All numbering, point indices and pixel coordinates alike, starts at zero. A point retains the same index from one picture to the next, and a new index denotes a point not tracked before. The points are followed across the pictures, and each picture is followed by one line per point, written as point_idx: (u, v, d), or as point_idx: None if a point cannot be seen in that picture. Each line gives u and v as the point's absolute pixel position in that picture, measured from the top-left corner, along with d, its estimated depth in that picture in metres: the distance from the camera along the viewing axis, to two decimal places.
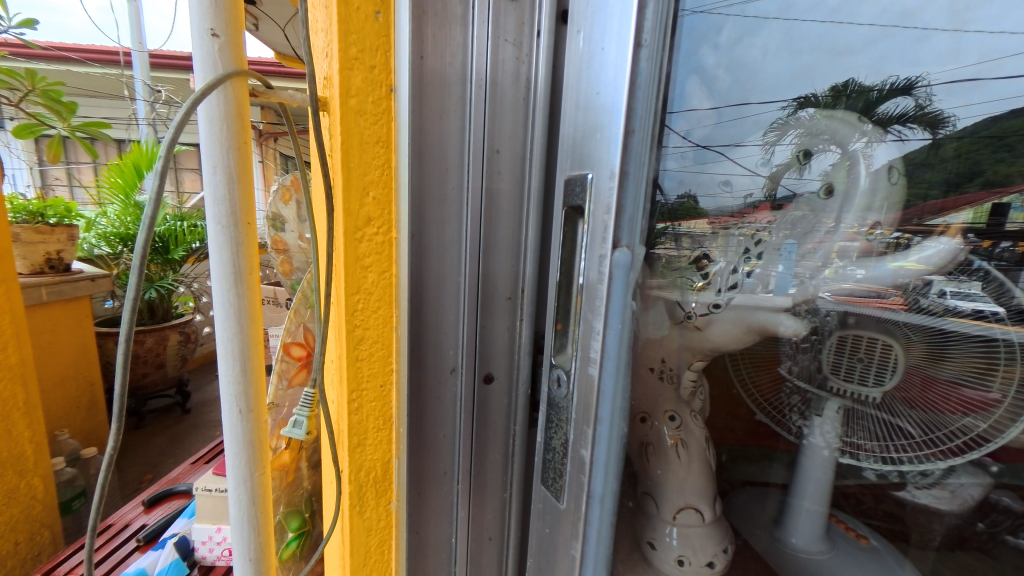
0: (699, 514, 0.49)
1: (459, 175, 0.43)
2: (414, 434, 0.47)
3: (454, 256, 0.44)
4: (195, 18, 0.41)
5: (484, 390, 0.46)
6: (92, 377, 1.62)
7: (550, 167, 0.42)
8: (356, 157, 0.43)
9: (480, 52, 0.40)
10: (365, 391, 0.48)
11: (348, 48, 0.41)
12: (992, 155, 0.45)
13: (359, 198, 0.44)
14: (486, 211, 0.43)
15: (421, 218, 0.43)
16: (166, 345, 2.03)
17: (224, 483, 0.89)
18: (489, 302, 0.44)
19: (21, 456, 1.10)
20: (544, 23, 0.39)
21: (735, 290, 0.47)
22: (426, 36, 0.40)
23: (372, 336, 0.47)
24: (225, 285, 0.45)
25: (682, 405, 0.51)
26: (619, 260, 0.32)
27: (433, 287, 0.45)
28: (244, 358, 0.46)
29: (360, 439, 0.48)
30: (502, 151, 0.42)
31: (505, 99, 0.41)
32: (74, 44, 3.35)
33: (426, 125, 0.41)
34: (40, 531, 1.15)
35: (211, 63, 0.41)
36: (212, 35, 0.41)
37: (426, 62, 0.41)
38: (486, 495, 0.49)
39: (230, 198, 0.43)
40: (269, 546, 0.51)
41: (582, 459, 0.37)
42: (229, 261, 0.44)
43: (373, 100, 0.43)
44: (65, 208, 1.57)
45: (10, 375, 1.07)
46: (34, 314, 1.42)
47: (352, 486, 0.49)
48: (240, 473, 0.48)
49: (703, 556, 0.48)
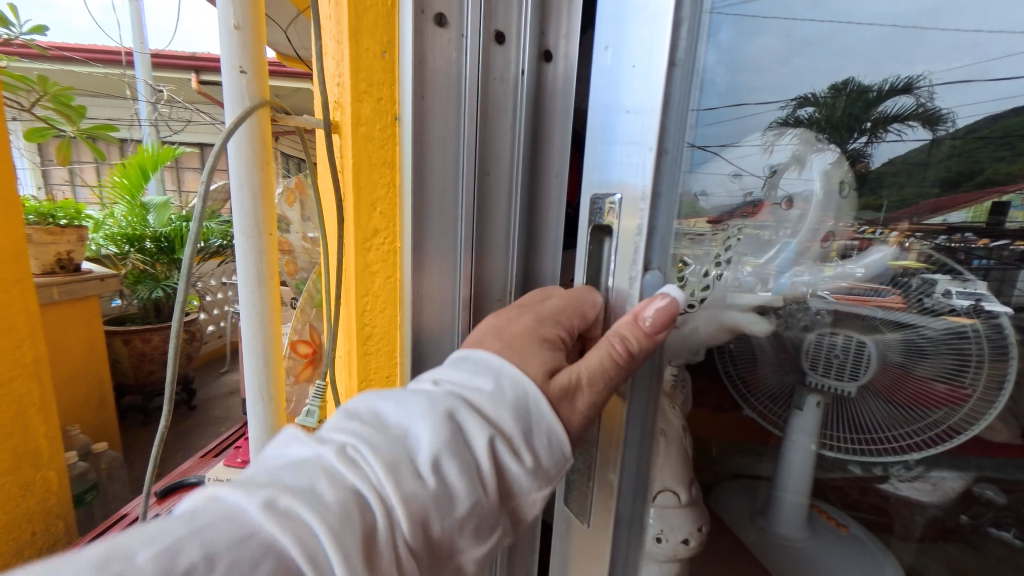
0: (675, 496, 0.51)
1: (454, 198, 0.44)
2: None
3: (449, 270, 0.46)
4: (226, 56, 0.46)
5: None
6: (102, 373, 1.66)
7: (539, 186, 0.45)
8: (364, 178, 0.47)
9: (471, 81, 0.41)
10: (374, 379, 0.52)
11: (358, 83, 0.45)
12: (991, 153, 0.49)
13: (367, 213, 0.48)
14: (479, 232, 0.45)
15: (422, 233, 0.44)
16: (173, 343, 2.07)
17: (236, 473, 0.82)
18: (483, 299, 0.46)
19: (37, 451, 1.13)
20: (528, 61, 0.41)
21: (710, 290, 0.45)
22: (426, 69, 0.41)
23: (380, 330, 0.50)
24: (250, 287, 0.50)
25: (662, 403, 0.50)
26: (649, 279, 0.41)
27: (429, 298, 0.46)
28: (265, 352, 0.52)
29: None
30: (496, 174, 0.44)
31: (498, 124, 0.42)
32: (75, 43, 3.38)
33: (427, 151, 0.43)
34: (54, 523, 1.17)
35: (238, 95, 0.47)
36: (240, 71, 0.46)
37: (426, 99, 0.42)
38: None
39: (254, 212, 0.48)
40: None
41: (610, 482, 0.47)
42: (253, 266, 0.50)
43: (380, 127, 0.46)
44: (74, 209, 1.61)
45: (25, 372, 1.09)
46: (46, 313, 1.45)
47: None
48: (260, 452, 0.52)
49: (679, 533, 0.50)
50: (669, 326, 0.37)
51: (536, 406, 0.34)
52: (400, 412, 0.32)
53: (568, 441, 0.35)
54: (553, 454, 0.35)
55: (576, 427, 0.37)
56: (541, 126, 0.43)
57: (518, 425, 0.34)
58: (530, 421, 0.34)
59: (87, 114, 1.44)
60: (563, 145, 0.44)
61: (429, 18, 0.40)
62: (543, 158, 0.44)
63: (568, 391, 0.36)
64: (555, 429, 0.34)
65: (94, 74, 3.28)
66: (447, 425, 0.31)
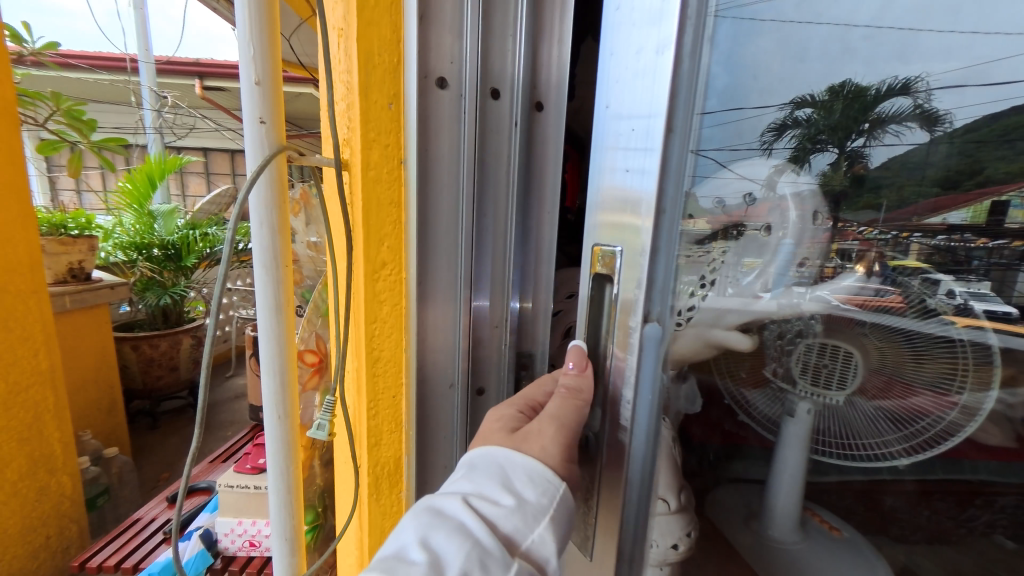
0: (666, 504, 0.52)
1: (456, 245, 0.43)
2: (419, 465, 0.46)
3: (448, 314, 0.44)
4: (247, 104, 0.40)
5: (478, 401, 0.46)
6: (113, 379, 1.69)
7: (530, 225, 0.43)
8: (369, 216, 0.44)
9: (469, 122, 0.40)
10: (381, 399, 0.47)
11: (366, 131, 0.43)
12: (994, 153, 0.42)
13: (374, 247, 0.44)
14: (475, 274, 0.43)
15: (425, 270, 0.43)
16: (179, 348, 2.10)
17: (246, 479, 0.84)
18: (478, 331, 0.44)
19: (51, 456, 1.16)
20: (519, 112, 0.40)
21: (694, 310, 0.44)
22: (427, 117, 0.41)
23: (388, 356, 0.47)
24: (265, 317, 0.44)
25: None
26: (650, 334, 0.38)
27: (427, 344, 0.44)
28: (282, 406, 0.46)
29: (375, 439, 0.48)
30: (492, 219, 0.42)
31: (496, 162, 0.41)
32: (81, 51, 3.43)
33: (428, 191, 0.42)
34: (68, 526, 1.20)
35: (253, 145, 0.40)
36: (260, 121, 0.40)
37: (430, 146, 0.41)
38: None
39: (273, 249, 0.43)
40: (300, 541, 0.50)
41: None
42: (270, 294, 0.43)
43: (388, 170, 0.44)
44: (85, 220, 1.65)
45: (39, 379, 1.12)
46: (60, 321, 1.49)
47: (368, 477, 0.48)
48: (279, 478, 0.48)
49: (669, 539, 0.53)
50: (587, 365, 0.42)
51: (504, 459, 0.37)
52: (396, 533, 0.34)
53: (550, 472, 0.37)
54: (541, 496, 0.36)
55: (556, 459, 0.38)
56: (530, 167, 0.42)
57: (497, 481, 0.36)
58: (503, 472, 0.36)
59: (98, 128, 1.47)
60: (553, 184, 0.42)
61: (430, 82, 0.40)
62: (532, 195, 0.43)
63: (527, 435, 0.38)
64: (530, 464, 0.37)
65: (98, 81, 3.32)
66: (430, 517, 0.34)
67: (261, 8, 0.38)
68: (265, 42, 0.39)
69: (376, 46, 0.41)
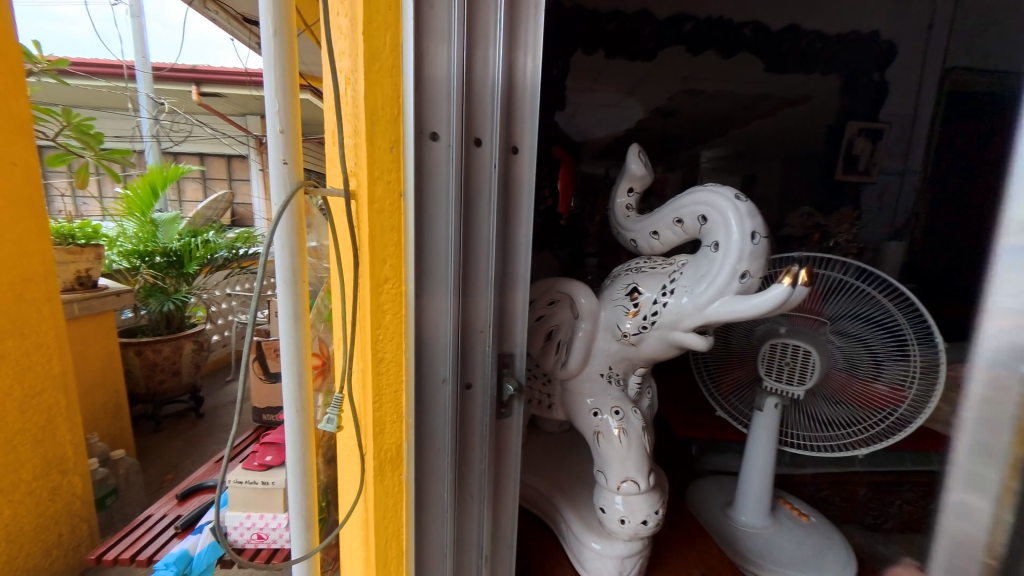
0: (636, 484, 0.58)
1: (444, 265, 0.47)
2: (417, 460, 0.51)
3: (440, 328, 0.49)
4: (272, 150, 0.46)
5: (466, 395, 0.51)
6: (118, 384, 1.74)
7: (508, 245, 0.50)
8: (373, 241, 0.48)
9: (459, 160, 0.46)
10: (385, 394, 0.52)
11: (371, 171, 0.47)
12: None
13: (378, 266, 0.49)
14: (463, 289, 0.49)
15: (421, 288, 0.48)
16: (181, 353, 2.15)
17: (255, 475, 0.90)
18: (468, 337, 0.50)
19: (63, 457, 1.20)
20: (497, 154, 0.47)
21: (659, 315, 0.57)
22: (422, 156, 0.45)
23: (391, 364, 0.52)
24: (287, 325, 0.50)
25: (625, 402, 0.63)
26: None
27: (423, 358, 0.49)
28: (299, 402, 0.52)
29: (380, 426, 0.53)
30: (478, 241, 0.48)
31: (484, 194, 0.47)
32: (79, 59, 3.46)
33: (424, 217, 0.46)
34: (80, 525, 1.25)
35: (278, 187, 0.46)
36: (284, 163, 0.46)
37: (425, 182, 0.46)
38: (469, 503, 0.54)
39: (292, 267, 0.48)
40: (313, 520, 0.56)
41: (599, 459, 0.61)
42: (290, 305, 0.49)
43: (390, 201, 0.48)
44: (91, 230, 1.68)
45: (53, 383, 1.17)
46: (70, 328, 1.54)
47: (374, 462, 0.53)
48: (297, 469, 0.54)
49: (639, 515, 0.58)
50: None
51: None
52: None
53: None
54: None
55: None
56: (507, 197, 0.49)
57: None
58: None
59: (105, 141, 1.52)
60: (528, 211, 0.50)
61: (424, 135, 0.45)
62: (508, 219, 0.50)
63: None
64: None
65: (96, 89, 3.35)
66: None
67: (285, 69, 0.44)
68: (288, 97, 0.45)
69: (380, 102, 0.46)
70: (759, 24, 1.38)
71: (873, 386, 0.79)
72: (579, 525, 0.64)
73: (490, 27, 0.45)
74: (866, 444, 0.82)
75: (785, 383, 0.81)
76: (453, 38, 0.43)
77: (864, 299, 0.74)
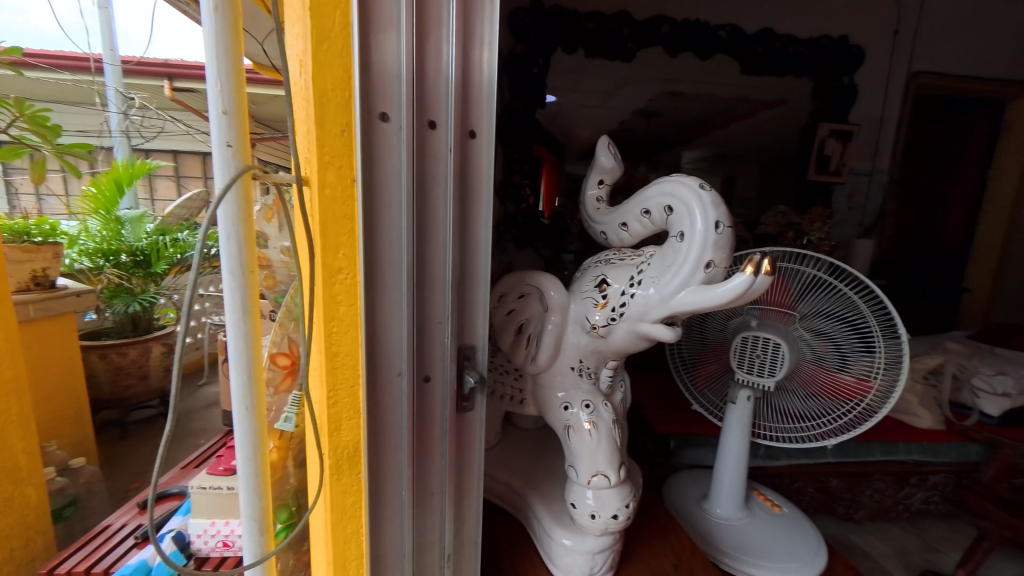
0: (606, 478, 0.58)
1: (397, 255, 0.46)
2: (372, 457, 0.49)
3: (395, 320, 0.47)
4: (215, 131, 0.44)
5: (425, 389, 0.50)
6: (80, 389, 1.66)
7: (466, 234, 0.49)
8: (326, 228, 0.47)
9: (410, 142, 0.44)
10: (341, 390, 0.51)
11: (322, 155, 0.46)
12: None
13: (331, 254, 0.48)
14: (419, 280, 0.47)
15: (373, 276, 0.46)
16: (150, 356, 2.07)
17: (220, 481, 0.86)
18: (425, 328, 0.48)
19: (15, 467, 1.14)
20: (453, 137, 0.45)
21: (626, 306, 0.57)
22: (372, 139, 0.44)
23: (346, 355, 0.51)
24: (236, 320, 0.47)
25: (596, 396, 0.62)
26: None
27: (377, 352, 0.47)
28: (250, 400, 0.50)
29: (336, 425, 0.52)
30: (433, 227, 0.47)
31: (439, 180, 0.46)
32: (41, 50, 3.31)
33: (376, 203, 0.45)
34: (35, 538, 1.19)
35: (223, 170, 0.44)
36: (228, 146, 0.44)
37: (376, 167, 0.44)
38: (428, 500, 0.53)
39: (241, 258, 0.46)
40: (269, 523, 0.53)
41: (570, 452, 0.60)
42: (237, 298, 0.47)
43: (343, 187, 0.47)
44: (48, 226, 1.59)
45: (3, 389, 1.11)
46: (25, 331, 1.46)
47: (331, 458, 0.52)
48: (249, 471, 0.51)
49: (609, 509, 0.58)
50: None
51: None
52: None
53: None
54: None
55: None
56: (465, 183, 0.48)
57: None
58: None
59: (63, 134, 1.45)
60: (486, 198, 0.48)
61: (373, 116, 0.43)
62: (466, 207, 0.48)
63: None
64: None
65: (60, 82, 3.20)
66: None
67: (229, 48, 0.42)
68: (232, 77, 0.43)
69: (330, 85, 0.45)
70: (733, 28, 1.68)
71: (839, 377, 0.81)
72: (549, 521, 0.64)
73: (442, 8, 0.44)
74: (835, 435, 0.85)
75: (756, 376, 0.82)
76: (402, 17, 0.42)
77: (830, 297, 0.76)
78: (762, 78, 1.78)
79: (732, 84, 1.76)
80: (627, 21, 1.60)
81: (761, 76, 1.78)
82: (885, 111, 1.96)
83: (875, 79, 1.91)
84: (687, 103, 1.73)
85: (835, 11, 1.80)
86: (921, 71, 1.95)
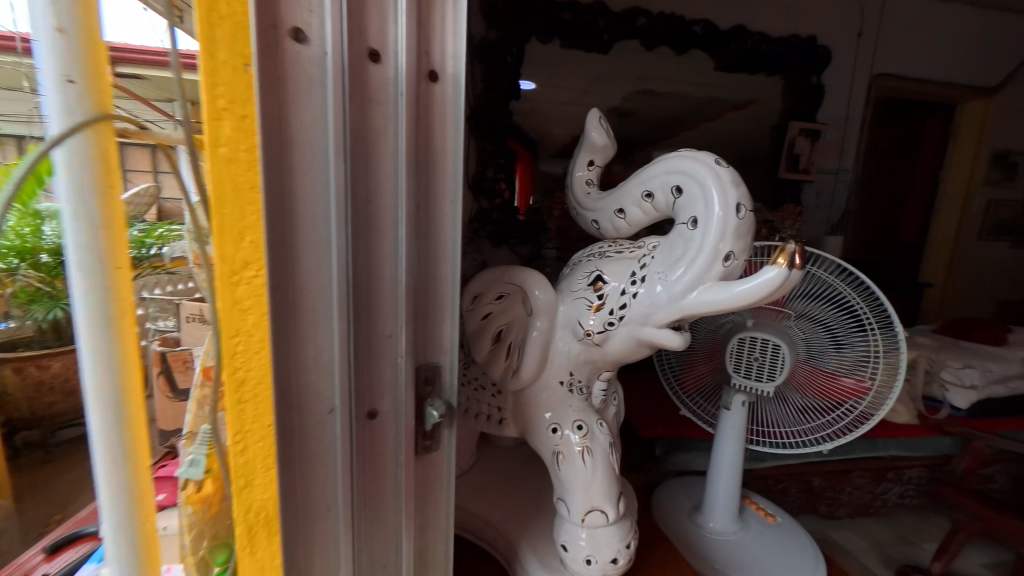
0: (604, 514, 0.50)
1: (325, 246, 0.35)
2: (291, 512, 0.38)
3: (327, 332, 0.36)
4: (44, 59, 0.34)
5: (371, 426, 0.40)
6: None
7: (427, 225, 0.39)
8: (230, 206, 0.36)
9: (340, 79, 0.33)
10: (251, 430, 0.40)
11: (216, 98, 0.34)
12: None
13: (232, 243, 0.36)
14: (357, 274, 0.36)
15: (290, 268, 0.34)
16: None
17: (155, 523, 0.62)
18: (369, 344, 0.38)
19: None
20: (404, 82, 0.35)
21: (626, 308, 0.51)
22: (283, 74, 0.32)
23: (258, 377, 0.40)
24: (89, 335, 0.37)
25: (589, 414, 0.55)
26: None
27: (305, 374, 0.36)
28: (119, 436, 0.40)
29: (248, 480, 0.41)
30: (378, 208, 0.36)
31: (382, 141, 0.36)
32: None
33: (292, 167, 0.33)
34: None
35: (63, 112, 0.34)
36: (67, 81, 0.34)
37: (292, 116, 0.32)
38: (375, 557, 0.42)
39: (93, 244, 0.36)
40: None
41: (558, 484, 0.53)
42: (91, 303, 0.37)
43: (249, 148, 0.36)
44: None
45: None
46: None
47: (240, 527, 0.42)
48: (118, 520, 0.41)
49: (608, 552, 0.50)
50: None
51: None
52: None
53: None
54: None
55: None
56: (427, 159, 0.38)
57: None
58: None
59: None
60: (452, 179, 0.39)
61: (283, 33, 0.31)
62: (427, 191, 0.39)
63: None
64: None
65: None
66: None
67: None
68: None
69: None
70: (707, 23, 1.66)
71: (834, 378, 0.77)
72: (536, 566, 0.56)
73: None
74: (831, 438, 0.80)
75: (754, 380, 0.77)
76: None
77: (825, 292, 0.71)
78: (736, 76, 1.76)
79: (707, 80, 1.73)
80: (602, 12, 1.54)
81: (733, 74, 1.75)
82: (850, 111, 1.98)
83: (842, 81, 1.94)
84: (661, 101, 1.68)
85: (804, 11, 1.81)
86: (881, 73, 1.99)
